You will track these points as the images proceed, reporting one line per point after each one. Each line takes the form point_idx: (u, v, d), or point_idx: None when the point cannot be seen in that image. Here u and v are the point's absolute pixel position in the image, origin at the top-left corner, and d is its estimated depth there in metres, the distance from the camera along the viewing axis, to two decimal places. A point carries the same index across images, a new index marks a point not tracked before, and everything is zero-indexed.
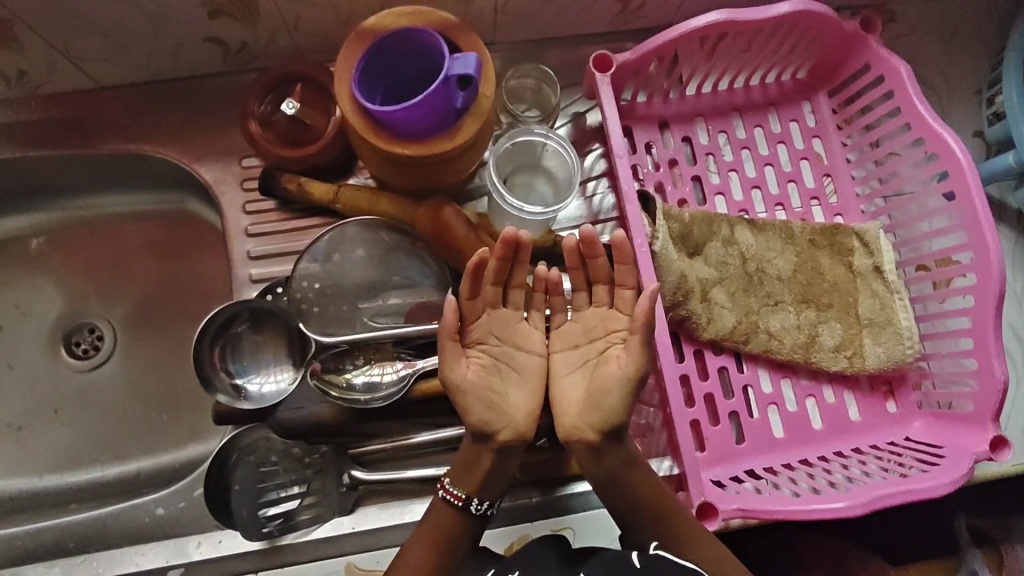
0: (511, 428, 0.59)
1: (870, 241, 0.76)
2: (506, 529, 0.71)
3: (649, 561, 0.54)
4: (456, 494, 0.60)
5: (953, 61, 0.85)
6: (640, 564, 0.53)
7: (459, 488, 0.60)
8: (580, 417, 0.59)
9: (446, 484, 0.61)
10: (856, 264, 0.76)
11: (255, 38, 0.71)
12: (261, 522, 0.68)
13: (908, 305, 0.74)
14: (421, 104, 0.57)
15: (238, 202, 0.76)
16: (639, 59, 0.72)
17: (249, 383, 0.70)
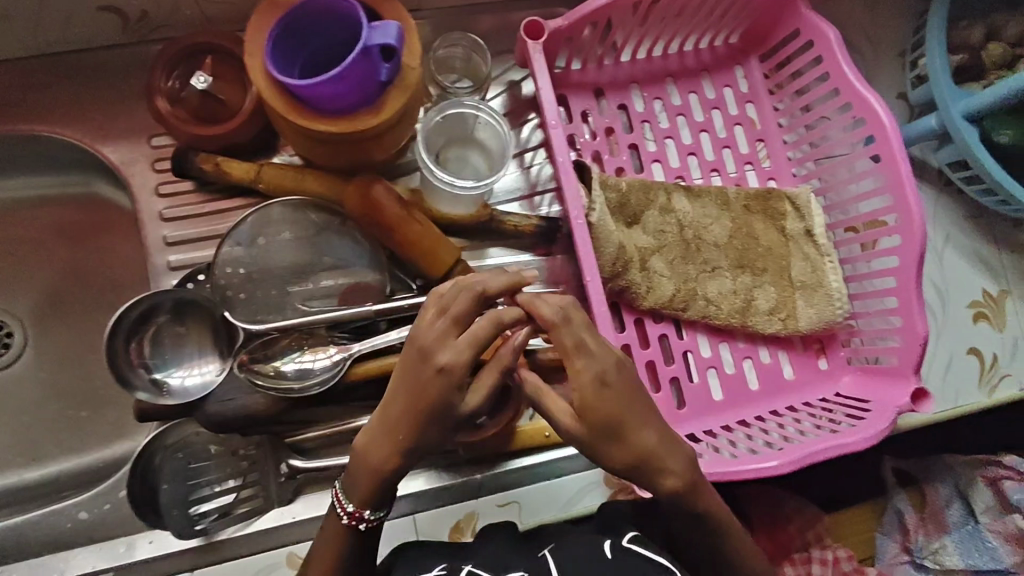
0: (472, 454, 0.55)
1: (802, 204, 0.77)
2: (454, 507, 0.71)
3: (622, 555, 0.54)
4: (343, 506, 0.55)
5: (878, 24, 0.86)
6: (611, 556, 0.54)
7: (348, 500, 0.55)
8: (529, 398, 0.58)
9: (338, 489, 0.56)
10: (789, 228, 0.78)
11: (158, 6, 0.65)
12: (193, 520, 0.65)
13: (838, 267, 0.76)
14: (341, 78, 0.54)
15: (149, 185, 0.71)
16: (571, 25, 0.70)
17: (170, 377, 0.66)
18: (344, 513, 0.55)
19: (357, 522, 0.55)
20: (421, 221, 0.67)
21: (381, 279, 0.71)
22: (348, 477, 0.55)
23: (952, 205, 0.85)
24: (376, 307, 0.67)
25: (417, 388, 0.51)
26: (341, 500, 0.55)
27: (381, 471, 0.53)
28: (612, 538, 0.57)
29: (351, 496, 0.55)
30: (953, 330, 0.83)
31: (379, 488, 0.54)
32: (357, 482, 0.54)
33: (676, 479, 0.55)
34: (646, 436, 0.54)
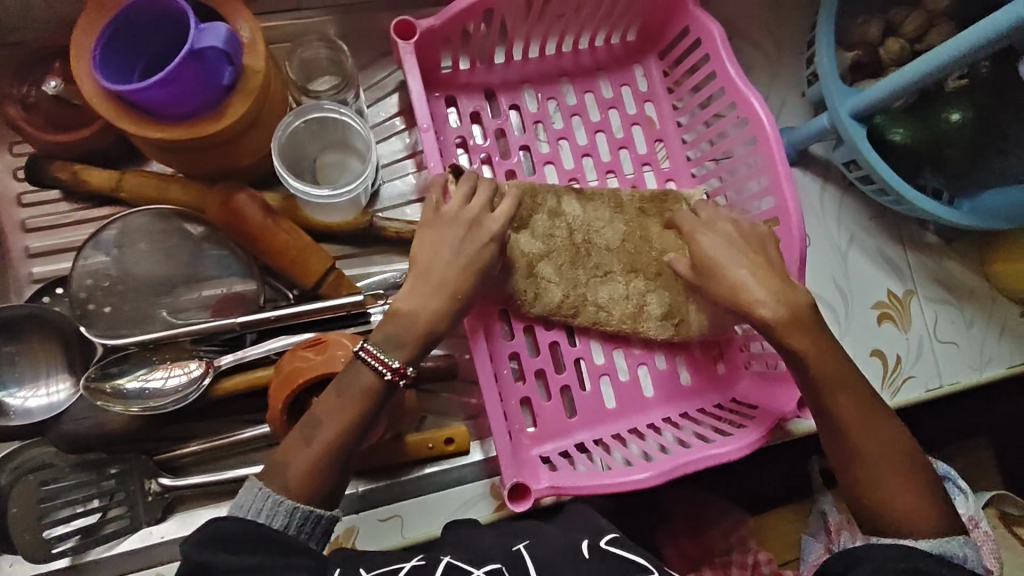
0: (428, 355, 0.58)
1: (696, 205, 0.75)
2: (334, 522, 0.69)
3: (597, 555, 0.54)
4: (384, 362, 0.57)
5: (783, 20, 0.84)
6: (587, 555, 0.54)
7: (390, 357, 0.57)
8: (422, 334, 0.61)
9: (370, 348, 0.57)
10: None
11: (4, 8, 0.63)
12: (49, 543, 0.63)
13: None
14: (169, 81, 0.51)
15: (12, 194, 0.68)
16: (445, 24, 0.68)
17: (12, 397, 0.63)
18: (389, 370, 0.57)
19: (401, 378, 0.57)
20: (287, 231, 0.65)
21: (254, 288, 0.68)
22: (390, 338, 0.58)
23: (858, 205, 0.84)
24: (241, 319, 0.65)
25: (467, 251, 0.62)
26: (380, 357, 0.57)
27: (431, 326, 0.59)
28: (588, 540, 0.56)
29: (397, 352, 0.57)
30: (857, 333, 0.82)
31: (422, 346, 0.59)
32: (399, 338, 0.58)
33: (783, 308, 0.61)
34: (740, 276, 0.63)
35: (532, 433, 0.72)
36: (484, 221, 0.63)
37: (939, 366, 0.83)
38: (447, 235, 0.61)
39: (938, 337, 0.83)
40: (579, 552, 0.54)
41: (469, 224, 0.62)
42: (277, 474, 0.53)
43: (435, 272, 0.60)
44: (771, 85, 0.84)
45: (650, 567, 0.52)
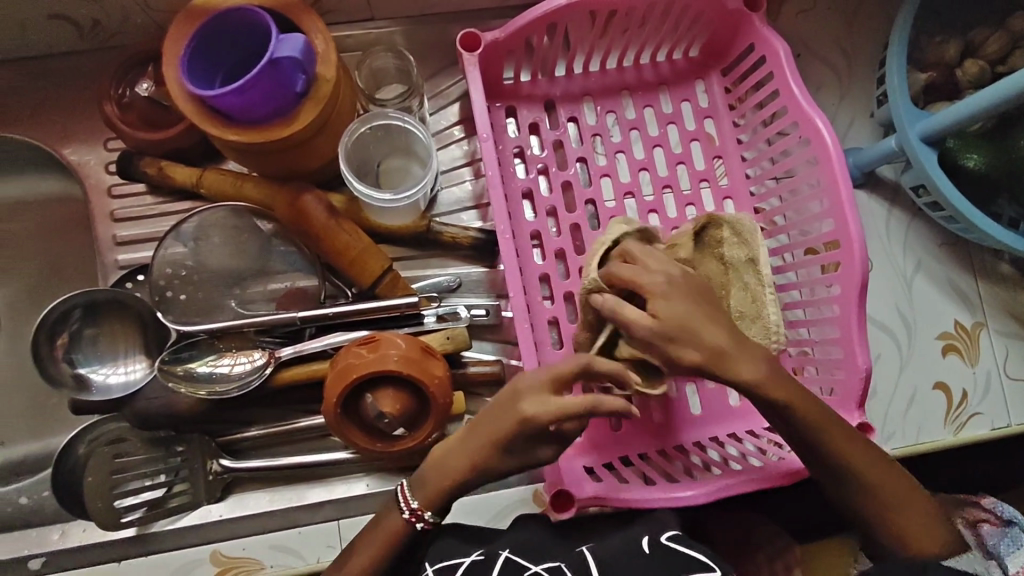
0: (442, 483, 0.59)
1: (745, 231, 0.71)
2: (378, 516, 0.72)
3: (658, 550, 0.58)
4: (409, 502, 0.60)
5: (855, 38, 0.83)
6: (649, 551, 0.59)
7: (413, 498, 0.60)
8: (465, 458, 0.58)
9: (404, 487, 0.60)
10: (729, 257, 0.72)
11: (108, 15, 0.68)
12: (118, 512, 0.68)
13: (778, 301, 0.70)
14: (250, 87, 0.55)
15: (103, 186, 0.74)
16: (509, 37, 0.70)
17: (94, 373, 0.69)
18: (407, 509, 0.60)
19: (417, 520, 0.60)
20: (350, 232, 0.68)
21: (316, 284, 0.72)
22: (418, 476, 0.60)
23: (928, 231, 0.81)
24: (300, 314, 0.68)
25: (495, 423, 0.56)
26: (405, 496, 0.60)
27: (455, 476, 0.58)
28: (649, 537, 0.61)
29: (417, 494, 0.60)
30: (919, 364, 0.79)
31: (448, 487, 0.59)
32: (426, 479, 0.60)
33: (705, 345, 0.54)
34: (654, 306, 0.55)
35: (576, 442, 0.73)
36: (528, 390, 0.55)
37: (1009, 403, 0.79)
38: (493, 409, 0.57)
39: (1008, 374, 0.79)
40: (639, 550, 0.59)
41: (510, 397, 0.55)
42: None
43: (483, 429, 0.57)
44: (839, 104, 0.82)
45: (707, 564, 0.55)
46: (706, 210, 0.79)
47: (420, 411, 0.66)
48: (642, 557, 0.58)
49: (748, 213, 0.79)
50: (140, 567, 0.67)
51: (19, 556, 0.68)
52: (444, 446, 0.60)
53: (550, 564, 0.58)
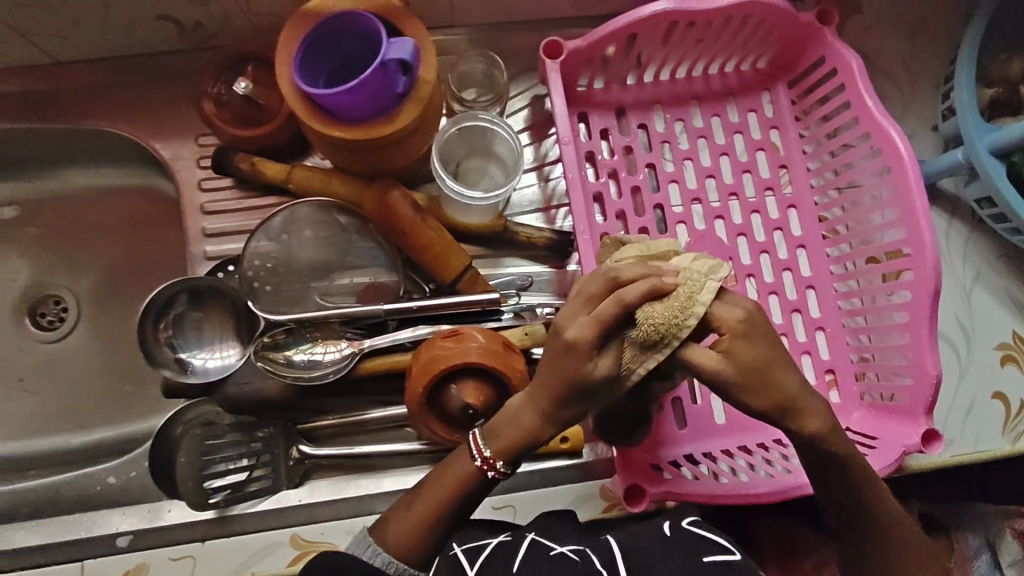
0: (522, 432, 0.56)
1: None
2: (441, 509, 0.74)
3: (681, 533, 0.56)
4: (482, 454, 0.58)
5: (916, 55, 0.85)
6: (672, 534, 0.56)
7: (487, 449, 0.58)
8: (532, 422, 0.56)
9: (479, 441, 0.59)
10: None
11: (210, 17, 0.72)
12: (205, 493, 0.70)
13: None
14: (359, 87, 0.58)
15: (194, 179, 0.77)
16: (591, 45, 0.72)
17: (193, 358, 0.72)
18: (480, 459, 0.58)
19: (488, 469, 0.58)
20: (434, 229, 0.70)
21: (396, 280, 0.74)
22: (492, 426, 0.59)
23: (987, 244, 0.83)
24: (386, 306, 0.70)
25: (557, 364, 0.51)
26: (478, 445, 0.59)
27: (532, 432, 0.56)
28: (670, 522, 0.58)
29: (491, 443, 0.58)
30: (978, 374, 0.80)
31: (520, 447, 0.57)
32: (500, 432, 0.58)
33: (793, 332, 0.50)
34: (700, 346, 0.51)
35: (642, 440, 0.74)
36: (571, 326, 0.49)
37: None
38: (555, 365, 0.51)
39: None
40: (661, 534, 0.56)
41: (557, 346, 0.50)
42: (380, 530, 0.60)
43: (546, 383, 0.53)
44: (900, 118, 0.84)
45: (734, 550, 0.53)
46: (771, 217, 0.81)
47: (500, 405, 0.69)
48: (668, 540, 0.55)
49: (813, 221, 0.81)
50: (222, 549, 0.68)
51: (108, 533, 0.70)
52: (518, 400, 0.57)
53: (574, 547, 0.56)
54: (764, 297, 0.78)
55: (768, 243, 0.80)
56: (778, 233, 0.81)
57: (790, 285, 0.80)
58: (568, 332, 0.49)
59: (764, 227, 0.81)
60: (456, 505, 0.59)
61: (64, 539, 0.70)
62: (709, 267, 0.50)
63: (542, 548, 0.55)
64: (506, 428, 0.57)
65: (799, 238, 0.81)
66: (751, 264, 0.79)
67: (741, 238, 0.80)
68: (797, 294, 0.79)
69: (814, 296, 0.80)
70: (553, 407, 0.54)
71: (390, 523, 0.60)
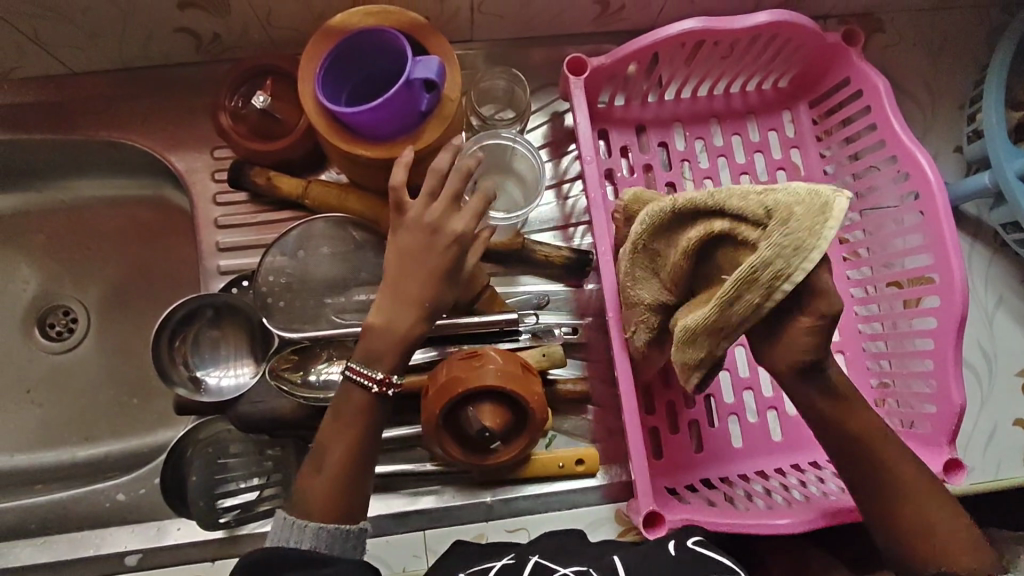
0: (399, 344, 0.56)
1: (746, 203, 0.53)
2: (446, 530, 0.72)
3: (684, 552, 0.59)
4: (369, 376, 0.56)
5: (940, 75, 0.84)
6: (675, 553, 0.59)
7: (373, 369, 0.56)
8: (400, 325, 0.56)
9: (359, 368, 0.57)
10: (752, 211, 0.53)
11: (228, 30, 0.71)
12: (216, 512, 0.69)
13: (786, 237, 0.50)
14: (384, 105, 0.58)
15: (209, 192, 0.76)
16: (615, 62, 0.72)
17: (208, 376, 0.72)
18: (374, 383, 0.56)
19: (386, 389, 0.57)
20: None
21: None
22: (370, 353, 0.56)
23: (1009, 268, 0.82)
24: None
25: (426, 256, 0.56)
26: (364, 372, 0.56)
27: (407, 337, 0.56)
28: (675, 541, 0.61)
29: (377, 366, 0.56)
30: (1000, 400, 0.79)
31: (401, 352, 0.56)
32: (376, 350, 0.56)
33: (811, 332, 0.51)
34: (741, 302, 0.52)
35: (657, 463, 0.74)
36: (414, 209, 0.56)
37: None
38: (407, 245, 0.56)
39: None
40: (666, 553, 0.58)
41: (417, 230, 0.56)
42: (301, 508, 0.55)
43: (406, 285, 0.56)
44: (923, 139, 0.83)
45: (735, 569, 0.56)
46: None
47: (517, 426, 0.68)
48: (673, 560, 0.57)
49: (834, 243, 0.79)
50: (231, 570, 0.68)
51: (116, 552, 0.69)
52: (380, 313, 0.56)
53: (579, 568, 0.57)
54: None
55: None
56: None
57: None
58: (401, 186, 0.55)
59: None
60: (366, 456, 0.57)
61: (71, 557, 0.69)
62: (825, 195, 0.50)
63: (547, 570, 0.57)
64: (380, 338, 0.56)
65: None
66: None
67: None
68: None
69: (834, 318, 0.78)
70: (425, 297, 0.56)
71: (304, 490, 0.55)
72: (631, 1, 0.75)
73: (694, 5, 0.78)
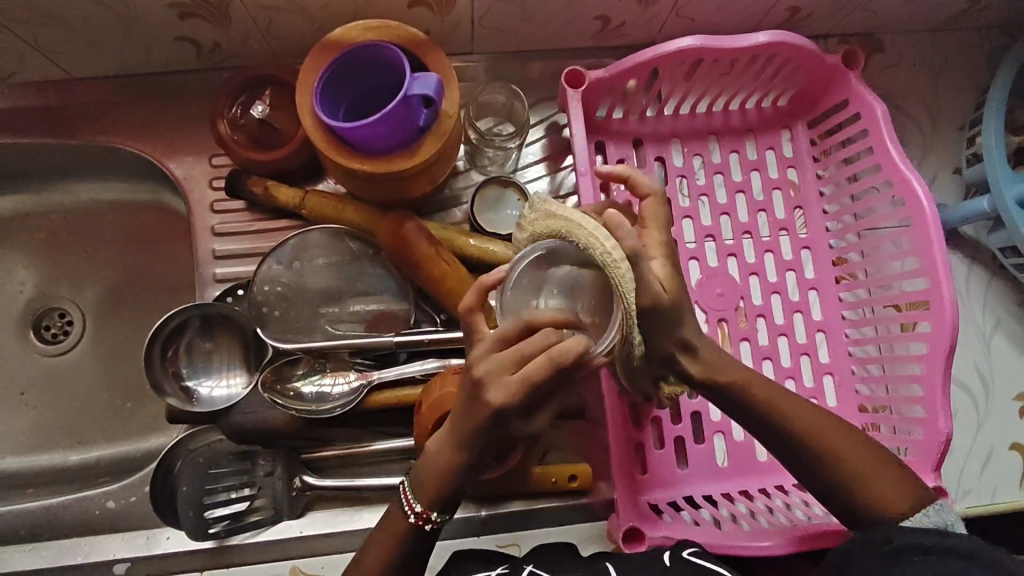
0: (439, 487, 0.53)
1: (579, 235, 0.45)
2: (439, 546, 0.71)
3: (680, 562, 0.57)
4: (418, 512, 0.54)
5: (941, 96, 0.84)
6: (670, 563, 0.58)
7: (418, 504, 0.54)
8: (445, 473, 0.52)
9: (409, 496, 0.55)
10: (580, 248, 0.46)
11: (229, 39, 0.71)
12: (207, 523, 0.68)
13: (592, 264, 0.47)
14: (381, 121, 0.58)
15: (206, 200, 0.76)
16: (614, 77, 0.72)
17: (200, 386, 0.72)
18: (412, 513, 0.55)
19: (424, 522, 0.55)
20: (447, 260, 0.69)
21: (406, 308, 0.73)
22: (416, 478, 0.54)
23: (1007, 291, 0.81)
24: (396, 338, 0.69)
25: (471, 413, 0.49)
26: (408, 499, 0.55)
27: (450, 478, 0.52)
28: (670, 550, 0.59)
29: (417, 498, 0.54)
30: (997, 423, 0.79)
31: (445, 491, 0.53)
32: (420, 483, 0.54)
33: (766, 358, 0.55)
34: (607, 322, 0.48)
35: (641, 478, 0.72)
36: (488, 372, 0.47)
37: None
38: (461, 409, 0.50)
39: None
40: (660, 563, 0.58)
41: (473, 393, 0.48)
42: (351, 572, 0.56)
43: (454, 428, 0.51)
44: (922, 160, 0.83)
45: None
46: (785, 258, 0.79)
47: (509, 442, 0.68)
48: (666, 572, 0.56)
49: (828, 264, 0.79)
50: None
51: (105, 560, 0.69)
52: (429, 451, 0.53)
53: None
54: (773, 339, 0.77)
55: (780, 283, 0.79)
56: (792, 274, 0.79)
57: (802, 327, 0.78)
58: (495, 396, 0.46)
59: (777, 268, 0.79)
60: (406, 550, 0.55)
61: (60, 564, 0.69)
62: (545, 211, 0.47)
63: None
64: (423, 474, 0.53)
65: (813, 280, 0.79)
66: (762, 305, 0.78)
67: (753, 277, 0.79)
68: (807, 337, 0.78)
69: (824, 340, 0.78)
70: (467, 447, 0.51)
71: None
72: (632, 18, 0.75)
73: (695, 23, 0.78)
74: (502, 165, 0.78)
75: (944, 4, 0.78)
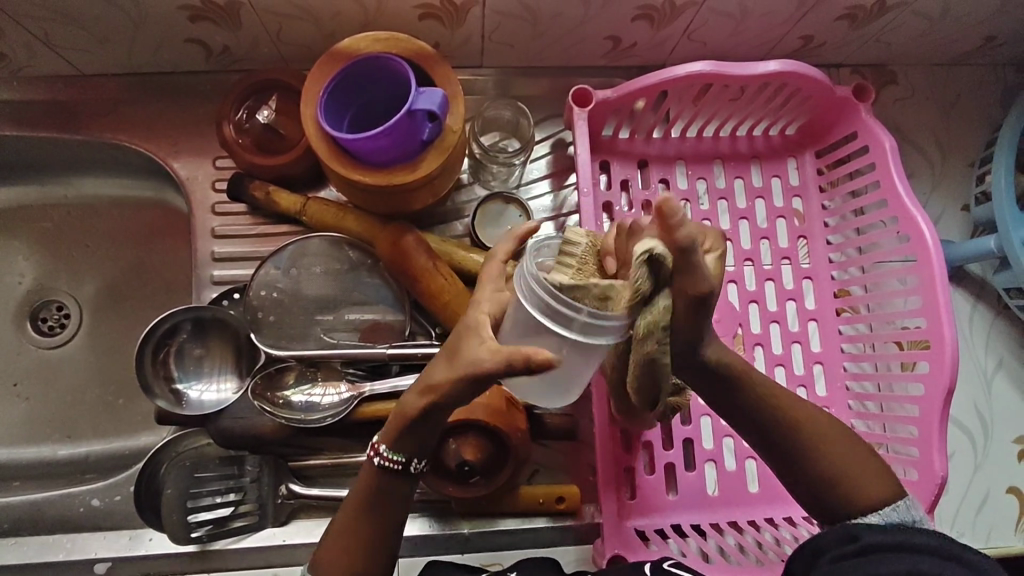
0: (400, 419, 0.51)
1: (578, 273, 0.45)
2: (411, 559, 0.71)
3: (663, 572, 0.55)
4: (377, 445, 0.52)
5: (952, 130, 0.83)
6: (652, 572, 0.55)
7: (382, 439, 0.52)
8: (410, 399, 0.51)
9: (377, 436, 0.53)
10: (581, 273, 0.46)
11: (238, 43, 0.72)
12: (189, 526, 0.68)
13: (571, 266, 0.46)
14: (384, 134, 0.58)
15: (208, 202, 0.76)
16: (620, 97, 0.71)
17: (190, 389, 0.71)
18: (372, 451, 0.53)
19: (374, 455, 0.52)
20: (447, 276, 0.68)
21: (402, 320, 0.72)
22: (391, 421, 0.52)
23: (1010, 331, 0.80)
24: (389, 350, 0.69)
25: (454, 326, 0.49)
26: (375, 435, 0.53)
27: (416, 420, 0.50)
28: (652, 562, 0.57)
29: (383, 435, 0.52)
30: (996, 463, 0.77)
31: (404, 431, 0.51)
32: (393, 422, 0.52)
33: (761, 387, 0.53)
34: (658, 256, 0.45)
35: (628, 503, 0.71)
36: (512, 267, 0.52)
37: None
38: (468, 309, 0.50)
39: None
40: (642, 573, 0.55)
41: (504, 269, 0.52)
42: (319, 554, 0.52)
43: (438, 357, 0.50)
44: (930, 195, 0.82)
45: None
46: (786, 287, 0.79)
47: (497, 461, 0.67)
48: None
49: (829, 297, 0.79)
50: None
51: (85, 558, 0.69)
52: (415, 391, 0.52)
53: None
54: (770, 369, 0.75)
55: (780, 312, 0.78)
56: (791, 304, 0.78)
57: (800, 359, 0.77)
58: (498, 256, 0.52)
59: (777, 297, 0.78)
60: (383, 506, 0.53)
61: (40, 560, 0.69)
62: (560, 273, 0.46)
63: None
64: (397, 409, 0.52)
65: (813, 311, 0.78)
66: (760, 333, 0.76)
67: (752, 304, 0.78)
68: (804, 369, 0.77)
69: (822, 372, 0.77)
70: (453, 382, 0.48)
71: (324, 543, 0.53)
72: (643, 39, 0.75)
73: (707, 47, 0.77)
74: (506, 181, 0.78)
75: (958, 38, 0.78)
